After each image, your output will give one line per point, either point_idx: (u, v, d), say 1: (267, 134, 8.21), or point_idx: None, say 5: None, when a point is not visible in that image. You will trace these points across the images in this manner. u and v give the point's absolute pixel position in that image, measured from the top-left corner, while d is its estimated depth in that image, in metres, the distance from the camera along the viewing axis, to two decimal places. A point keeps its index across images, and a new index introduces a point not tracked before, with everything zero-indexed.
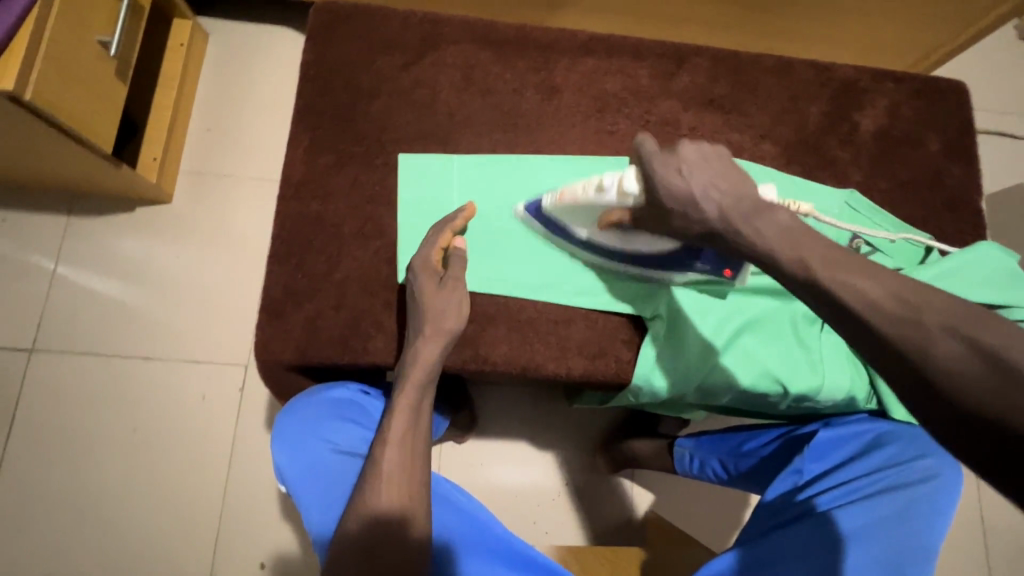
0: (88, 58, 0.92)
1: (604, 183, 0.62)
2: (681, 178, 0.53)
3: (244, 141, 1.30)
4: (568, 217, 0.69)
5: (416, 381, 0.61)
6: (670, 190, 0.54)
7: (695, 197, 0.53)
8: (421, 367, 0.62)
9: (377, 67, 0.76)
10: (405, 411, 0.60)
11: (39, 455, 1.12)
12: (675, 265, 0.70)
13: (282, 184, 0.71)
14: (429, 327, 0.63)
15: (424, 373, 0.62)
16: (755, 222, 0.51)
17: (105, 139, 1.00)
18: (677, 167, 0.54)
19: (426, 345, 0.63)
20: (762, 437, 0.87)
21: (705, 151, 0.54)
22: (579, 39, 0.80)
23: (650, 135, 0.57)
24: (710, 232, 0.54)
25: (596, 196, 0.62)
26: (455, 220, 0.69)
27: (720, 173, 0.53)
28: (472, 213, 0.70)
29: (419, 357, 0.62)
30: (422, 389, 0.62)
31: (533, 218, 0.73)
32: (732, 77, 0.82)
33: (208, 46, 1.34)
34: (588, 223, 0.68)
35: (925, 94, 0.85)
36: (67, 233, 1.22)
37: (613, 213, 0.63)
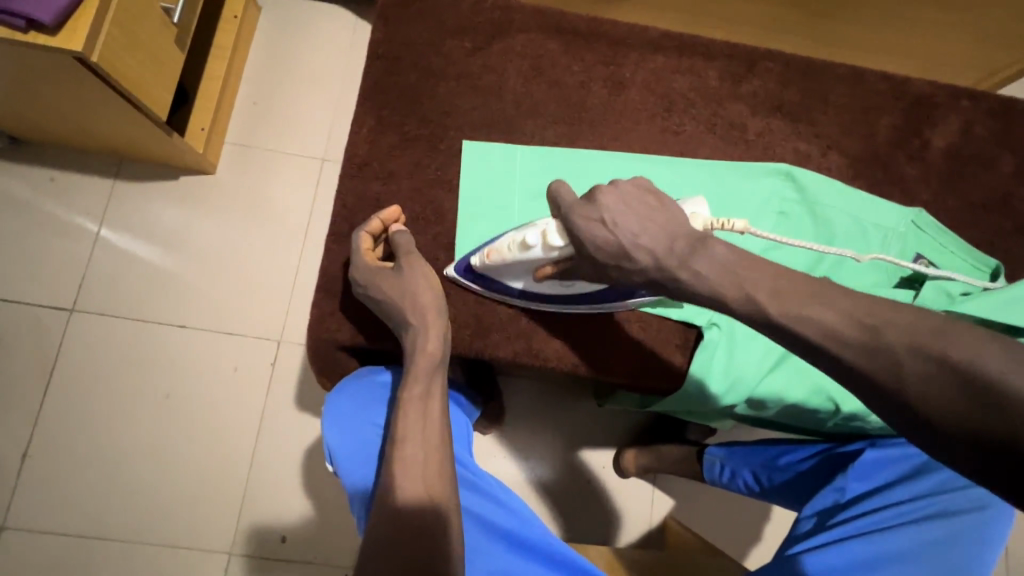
0: (153, 24, 0.93)
1: (526, 241, 0.59)
2: (607, 229, 0.53)
3: (290, 116, 1.30)
4: (499, 275, 0.65)
5: (419, 374, 0.61)
6: (596, 245, 0.54)
7: (626, 248, 0.53)
8: (423, 357, 0.61)
9: (446, 51, 0.75)
10: (415, 402, 0.60)
11: (74, 413, 1.14)
12: (612, 300, 0.67)
13: (344, 162, 0.71)
14: (414, 316, 0.62)
15: (429, 362, 0.61)
16: (693, 264, 0.51)
17: (161, 106, 1.00)
18: (601, 219, 0.54)
19: (425, 333, 0.62)
20: (800, 451, 0.85)
21: (624, 192, 0.54)
22: (650, 35, 0.79)
23: (564, 185, 0.56)
24: (651, 279, 0.54)
25: (521, 253, 0.60)
26: (372, 223, 0.66)
27: (644, 215, 0.53)
28: (393, 213, 0.68)
29: (420, 349, 0.61)
30: (429, 378, 0.61)
31: (463, 278, 0.68)
32: (804, 83, 0.80)
33: (260, 19, 1.34)
34: (522, 276, 0.64)
35: (1001, 115, 0.82)
36: (111, 197, 1.23)
37: (542, 267, 0.60)
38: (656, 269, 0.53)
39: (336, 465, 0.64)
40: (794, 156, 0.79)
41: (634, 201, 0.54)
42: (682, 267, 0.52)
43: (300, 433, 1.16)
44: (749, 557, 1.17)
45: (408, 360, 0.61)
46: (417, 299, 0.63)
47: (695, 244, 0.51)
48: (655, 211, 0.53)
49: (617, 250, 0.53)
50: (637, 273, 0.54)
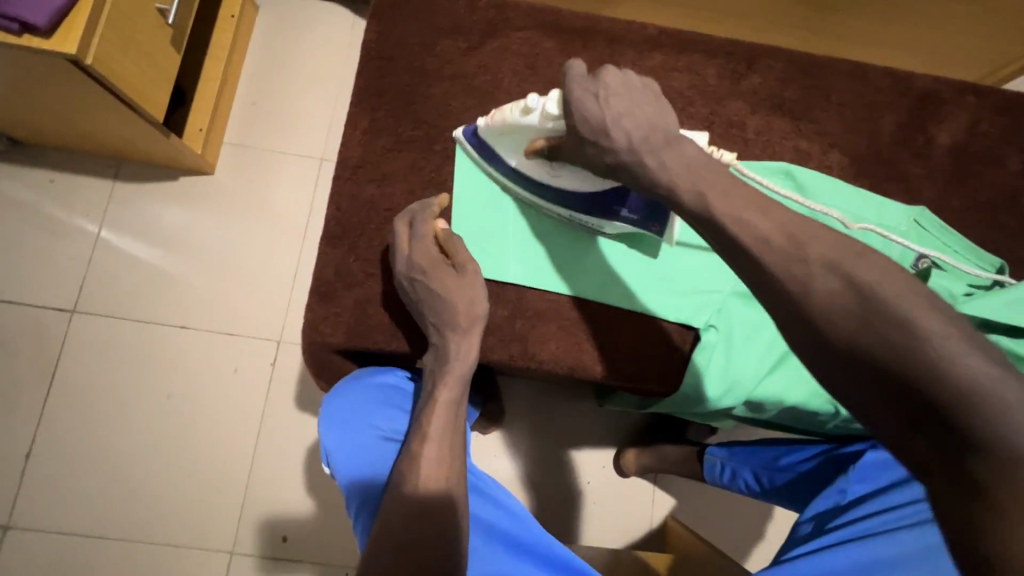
0: (147, 25, 0.92)
1: (528, 106, 0.59)
2: (597, 103, 0.53)
3: (288, 116, 1.30)
4: (497, 143, 0.66)
5: (453, 379, 0.62)
6: (584, 116, 0.54)
7: (607, 123, 0.53)
8: (460, 362, 0.62)
9: (440, 51, 0.74)
10: (440, 407, 0.61)
11: (76, 414, 1.15)
12: (598, 210, 0.67)
13: (338, 165, 0.71)
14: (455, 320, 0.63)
15: (461, 368, 0.62)
16: (662, 154, 0.52)
17: (157, 107, 1.00)
18: (596, 93, 0.53)
19: (464, 341, 0.63)
20: (800, 452, 0.85)
21: (628, 79, 0.55)
22: (648, 32, 0.78)
23: (577, 59, 0.55)
24: (620, 162, 0.54)
25: (521, 118, 0.61)
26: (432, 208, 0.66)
27: (637, 102, 0.53)
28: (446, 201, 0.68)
29: (456, 356, 0.62)
30: (459, 383, 0.62)
31: (469, 142, 0.70)
32: (805, 80, 0.79)
33: (258, 18, 1.33)
34: (516, 150, 0.66)
35: (1008, 111, 0.81)
36: (111, 198, 1.23)
37: (537, 139, 0.62)
38: (629, 154, 0.52)
39: (333, 468, 0.63)
40: (794, 154, 0.77)
41: (635, 86, 0.54)
42: (653, 154, 0.52)
43: (300, 434, 1.16)
44: (749, 558, 1.16)
45: (443, 365, 0.62)
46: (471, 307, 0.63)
47: (671, 138, 0.52)
48: (651, 101, 0.54)
49: (597, 123, 0.53)
50: (610, 153, 0.54)
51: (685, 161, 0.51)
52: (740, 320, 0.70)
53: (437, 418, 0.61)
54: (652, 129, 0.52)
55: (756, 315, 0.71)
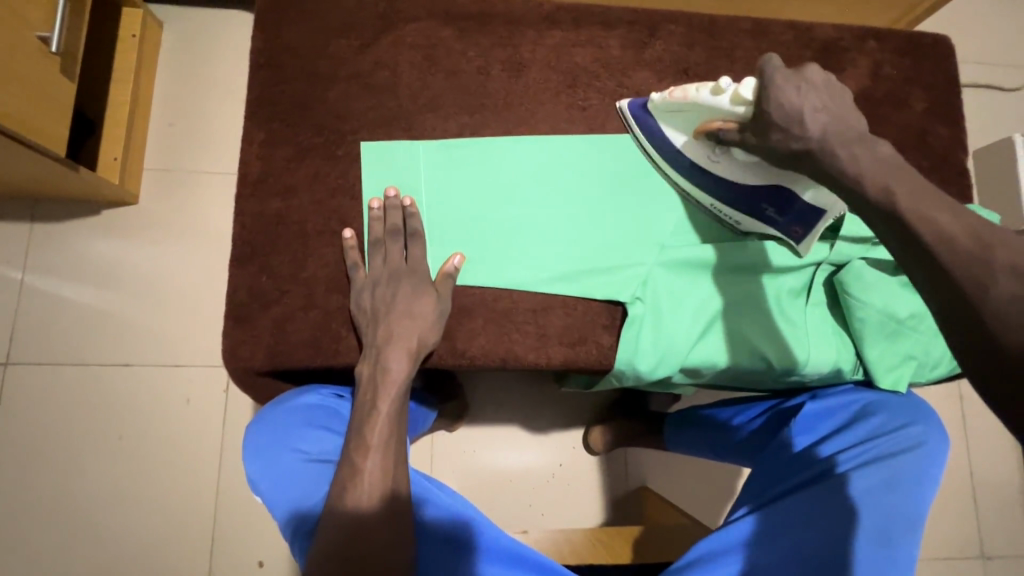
0: (28, 56, 0.87)
1: (721, 86, 0.61)
2: (799, 94, 0.55)
3: (208, 134, 1.25)
4: (666, 120, 0.68)
5: (395, 391, 0.62)
6: (780, 102, 0.56)
7: (803, 115, 0.55)
8: (397, 374, 0.63)
9: (333, 51, 0.71)
10: (382, 420, 0.61)
11: (23, 469, 1.10)
12: (748, 207, 0.69)
13: (239, 183, 0.68)
14: (387, 335, 0.63)
15: (399, 381, 0.62)
16: (850, 149, 0.55)
17: (57, 141, 0.95)
18: (798, 85, 0.56)
19: (390, 352, 0.63)
20: (750, 411, 0.86)
21: (828, 81, 0.57)
22: (546, 10, 0.76)
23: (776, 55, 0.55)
24: (806, 152, 0.56)
25: (708, 97, 0.62)
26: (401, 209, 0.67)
27: (834, 104, 0.56)
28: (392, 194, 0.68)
29: (387, 371, 0.62)
30: (402, 393, 0.63)
31: (632, 117, 0.73)
32: (709, 42, 0.78)
33: (163, 35, 1.27)
34: (686, 127, 0.67)
35: (909, 51, 0.82)
36: (31, 241, 1.18)
37: (715, 121, 0.63)
38: (820, 142, 0.55)
39: (260, 497, 0.61)
40: None
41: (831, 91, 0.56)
42: (842, 147, 0.55)
43: None
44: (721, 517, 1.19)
45: (377, 379, 0.62)
46: (404, 317, 0.64)
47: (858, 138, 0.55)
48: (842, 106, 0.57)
49: (793, 110, 0.55)
50: (798, 143, 0.56)
51: (875, 160, 0.54)
52: (665, 288, 0.71)
53: (379, 429, 0.60)
54: (841, 126, 0.56)
55: (678, 278, 0.72)
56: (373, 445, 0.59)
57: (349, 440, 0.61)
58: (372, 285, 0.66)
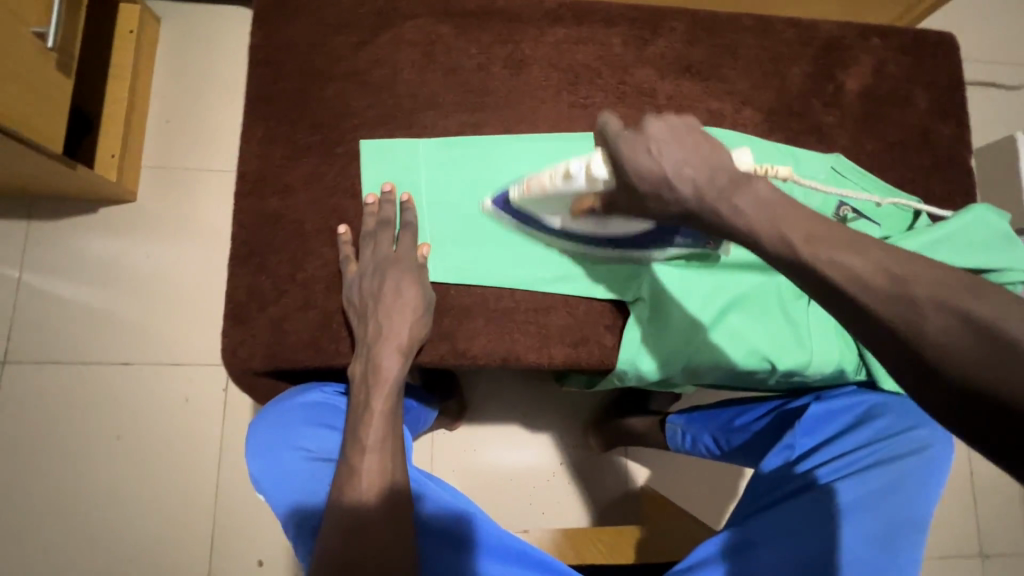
0: (23, 53, 0.86)
1: (571, 171, 0.58)
2: (652, 158, 0.50)
3: (206, 131, 1.24)
4: (537, 208, 0.66)
5: (389, 389, 0.61)
6: (640, 174, 0.51)
7: (668, 177, 0.50)
8: (394, 373, 0.62)
9: (331, 48, 0.71)
10: (376, 418, 0.60)
11: (21, 468, 1.10)
12: (652, 243, 0.70)
13: (237, 181, 0.68)
14: (384, 334, 0.62)
15: (395, 379, 0.61)
16: (734, 199, 0.48)
17: (53, 138, 0.94)
18: (647, 148, 0.51)
19: (386, 351, 0.62)
20: (753, 411, 0.86)
21: (674, 126, 0.51)
22: (547, 7, 0.76)
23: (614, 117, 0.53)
24: (687, 214, 0.51)
25: (564, 184, 0.59)
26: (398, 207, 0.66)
27: (690, 149, 0.50)
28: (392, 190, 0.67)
29: (383, 370, 0.61)
30: (395, 392, 0.61)
31: (503, 213, 0.69)
32: (711, 39, 0.78)
33: (161, 31, 1.26)
34: (560, 210, 0.65)
35: (912, 49, 0.81)
36: (28, 239, 1.17)
37: (585, 198, 0.60)
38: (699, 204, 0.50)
39: (263, 495, 0.61)
40: (708, 116, 0.77)
41: (681, 134, 0.50)
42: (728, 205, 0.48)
43: None
44: (722, 517, 1.19)
45: (372, 377, 0.61)
46: (401, 315, 0.63)
47: (737, 178, 0.48)
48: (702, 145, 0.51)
49: (657, 177, 0.50)
50: (675, 204, 0.51)
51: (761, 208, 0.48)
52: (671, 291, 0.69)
53: (374, 428, 0.59)
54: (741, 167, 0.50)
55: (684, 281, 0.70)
56: (369, 445, 0.58)
57: (346, 440, 0.60)
58: (359, 278, 0.65)
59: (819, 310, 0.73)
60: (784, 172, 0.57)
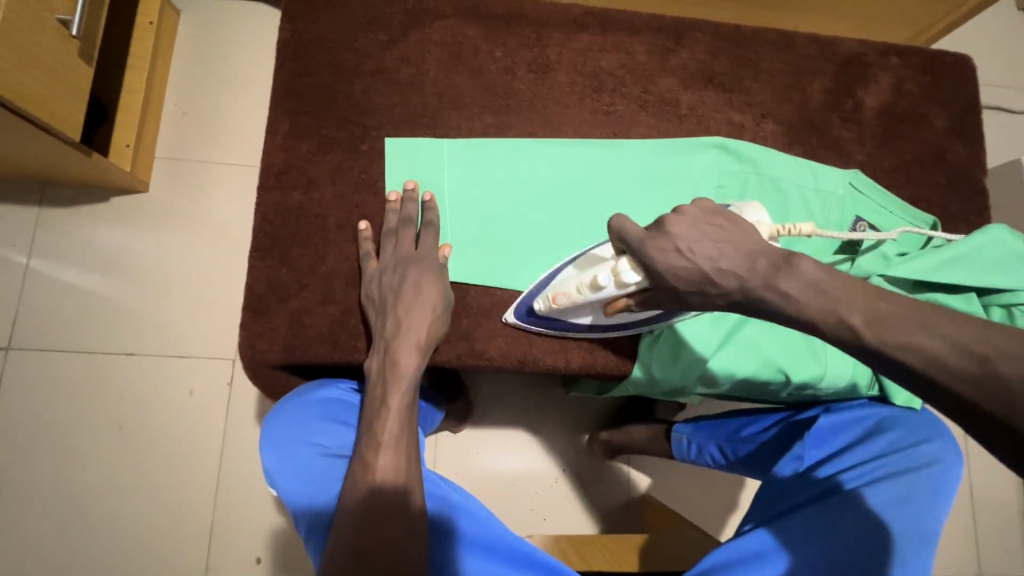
0: (47, 39, 0.86)
1: (598, 281, 0.56)
2: (685, 259, 0.49)
3: (221, 124, 1.24)
4: (567, 313, 0.65)
5: (405, 385, 0.60)
6: (675, 275, 0.49)
7: (707, 275, 0.48)
8: (409, 368, 0.61)
9: (359, 46, 0.71)
10: (389, 413, 0.59)
11: (21, 455, 1.09)
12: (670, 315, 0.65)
13: (261, 174, 0.68)
14: (402, 327, 0.62)
15: (411, 375, 0.61)
16: (781, 282, 0.46)
17: (71, 125, 0.94)
18: (677, 250, 0.49)
19: (402, 346, 0.61)
20: (762, 422, 0.86)
21: (696, 217, 0.51)
22: (573, 14, 0.76)
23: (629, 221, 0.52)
24: (734, 304, 0.49)
25: (593, 293, 0.58)
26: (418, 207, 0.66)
27: (720, 240, 0.49)
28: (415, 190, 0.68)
29: (399, 363, 0.61)
30: (411, 390, 0.61)
31: (527, 323, 0.68)
32: (734, 52, 0.79)
33: (180, 23, 1.27)
34: (595, 312, 0.63)
35: (930, 69, 0.82)
36: (37, 225, 1.16)
37: (619, 301, 0.57)
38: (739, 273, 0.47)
39: (276, 490, 0.61)
40: (729, 127, 0.77)
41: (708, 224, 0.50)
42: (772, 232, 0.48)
43: None
44: (725, 528, 1.19)
45: (388, 372, 0.61)
46: (417, 311, 0.63)
47: (779, 263, 0.47)
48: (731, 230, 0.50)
49: (698, 280, 0.48)
50: (720, 296, 0.49)
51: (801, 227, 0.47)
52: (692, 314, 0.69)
53: (389, 424, 0.59)
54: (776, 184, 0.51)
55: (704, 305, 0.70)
56: (384, 442, 0.58)
57: (361, 435, 0.60)
58: (380, 274, 0.64)
59: (838, 352, 0.73)
60: (806, 228, 0.55)
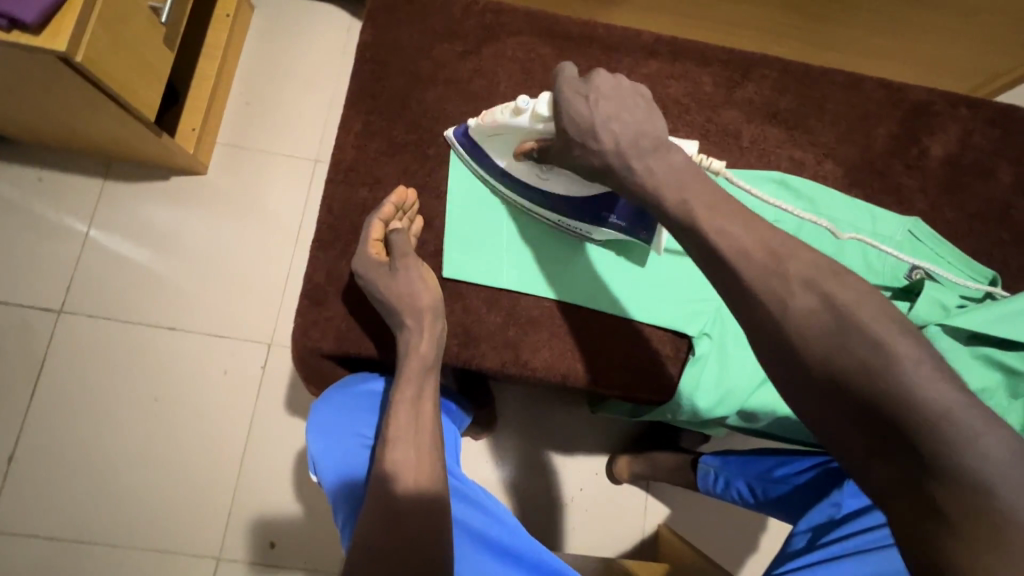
0: (141, 24, 0.91)
1: (519, 106, 0.59)
2: (588, 105, 0.53)
3: (282, 117, 1.29)
4: (487, 145, 0.66)
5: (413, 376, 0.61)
6: (573, 116, 0.54)
7: (596, 125, 0.52)
8: (416, 357, 0.61)
9: (436, 55, 0.74)
10: (405, 405, 0.60)
11: (60, 416, 1.13)
12: (587, 216, 0.67)
13: (331, 168, 0.70)
14: (414, 315, 0.62)
15: (419, 365, 0.61)
16: (648, 160, 0.52)
17: (148, 106, 0.99)
18: (587, 96, 0.53)
19: (418, 335, 0.62)
20: (796, 463, 0.83)
21: (622, 86, 0.54)
22: (644, 40, 0.78)
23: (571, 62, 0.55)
24: (607, 166, 0.54)
25: (511, 119, 0.60)
26: (384, 208, 0.66)
27: (627, 108, 0.53)
28: (400, 197, 0.67)
29: (413, 350, 0.62)
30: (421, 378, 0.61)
31: (460, 143, 0.70)
32: (801, 90, 0.79)
33: (254, 18, 1.32)
34: (505, 152, 0.65)
35: (1001, 124, 0.81)
36: (101, 197, 1.22)
37: (526, 141, 0.61)
38: None
39: (319, 474, 0.63)
40: (789, 164, 0.77)
41: (626, 93, 0.53)
42: None
43: (289, 436, 1.15)
44: (742, 568, 1.16)
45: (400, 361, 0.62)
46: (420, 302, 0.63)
47: (659, 144, 0.52)
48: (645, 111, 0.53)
49: (584, 124, 0.53)
50: (594, 156, 0.54)
51: None
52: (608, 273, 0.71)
53: (401, 418, 0.59)
54: None
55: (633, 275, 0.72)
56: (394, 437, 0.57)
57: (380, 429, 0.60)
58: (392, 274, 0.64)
59: None
60: (719, 167, 0.59)
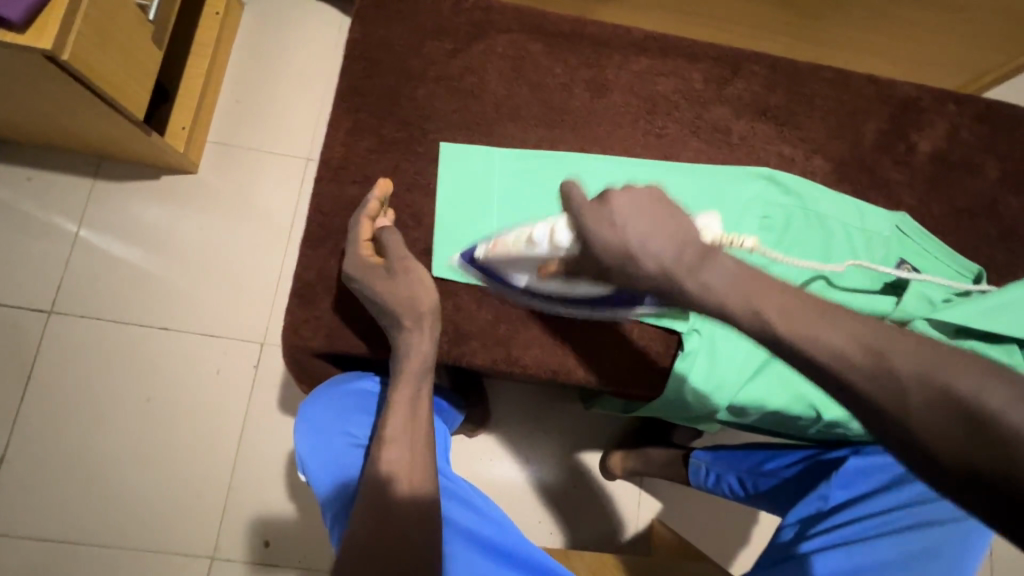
0: (128, 21, 0.91)
1: (535, 236, 0.59)
2: (614, 231, 0.51)
3: (273, 115, 1.28)
4: (505, 266, 0.66)
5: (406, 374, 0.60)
6: (604, 246, 0.52)
7: (632, 253, 0.50)
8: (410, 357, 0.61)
9: (425, 52, 0.73)
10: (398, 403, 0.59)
11: (51, 417, 1.12)
12: (622, 304, 0.69)
13: (321, 166, 0.70)
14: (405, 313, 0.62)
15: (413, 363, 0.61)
16: (701, 276, 0.49)
17: (137, 104, 0.98)
18: (610, 220, 0.52)
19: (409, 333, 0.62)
20: (785, 457, 0.84)
21: (637, 197, 0.52)
22: (633, 37, 0.78)
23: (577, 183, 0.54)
24: (656, 288, 0.51)
25: (529, 248, 0.60)
26: (367, 204, 0.66)
27: (654, 221, 0.51)
28: (381, 189, 0.67)
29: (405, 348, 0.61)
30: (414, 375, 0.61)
31: (470, 268, 0.68)
32: (790, 86, 0.79)
33: (244, 15, 1.31)
34: (527, 271, 0.65)
35: (988, 120, 0.82)
36: (91, 196, 1.21)
37: (550, 263, 0.60)
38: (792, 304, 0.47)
39: (308, 473, 0.63)
40: (778, 160, 0.78)
41: (647, 205, 0.51)
42: None
43: (282, 436, 1.15)
44: (735, 563, 1.17)
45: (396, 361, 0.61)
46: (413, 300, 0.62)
47: (703, 254, 0.49)
48: (668, 218, 0.51)
49: (620, 251, 0.51)
50: (643, 280, 0.51)
51: None
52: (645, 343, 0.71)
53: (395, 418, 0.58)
54: None
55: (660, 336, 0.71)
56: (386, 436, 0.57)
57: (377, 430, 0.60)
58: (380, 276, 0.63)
59: None
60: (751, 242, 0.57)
